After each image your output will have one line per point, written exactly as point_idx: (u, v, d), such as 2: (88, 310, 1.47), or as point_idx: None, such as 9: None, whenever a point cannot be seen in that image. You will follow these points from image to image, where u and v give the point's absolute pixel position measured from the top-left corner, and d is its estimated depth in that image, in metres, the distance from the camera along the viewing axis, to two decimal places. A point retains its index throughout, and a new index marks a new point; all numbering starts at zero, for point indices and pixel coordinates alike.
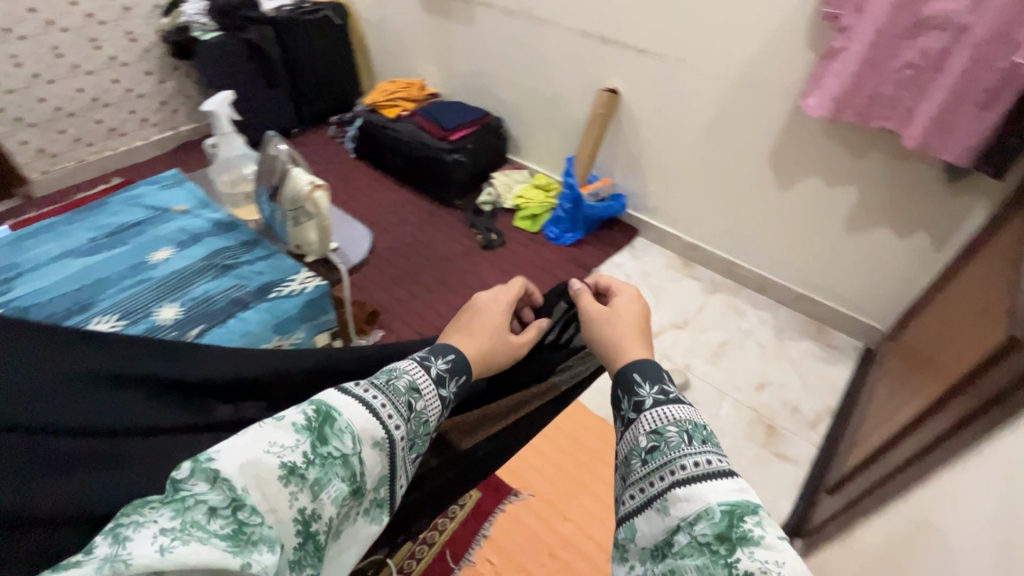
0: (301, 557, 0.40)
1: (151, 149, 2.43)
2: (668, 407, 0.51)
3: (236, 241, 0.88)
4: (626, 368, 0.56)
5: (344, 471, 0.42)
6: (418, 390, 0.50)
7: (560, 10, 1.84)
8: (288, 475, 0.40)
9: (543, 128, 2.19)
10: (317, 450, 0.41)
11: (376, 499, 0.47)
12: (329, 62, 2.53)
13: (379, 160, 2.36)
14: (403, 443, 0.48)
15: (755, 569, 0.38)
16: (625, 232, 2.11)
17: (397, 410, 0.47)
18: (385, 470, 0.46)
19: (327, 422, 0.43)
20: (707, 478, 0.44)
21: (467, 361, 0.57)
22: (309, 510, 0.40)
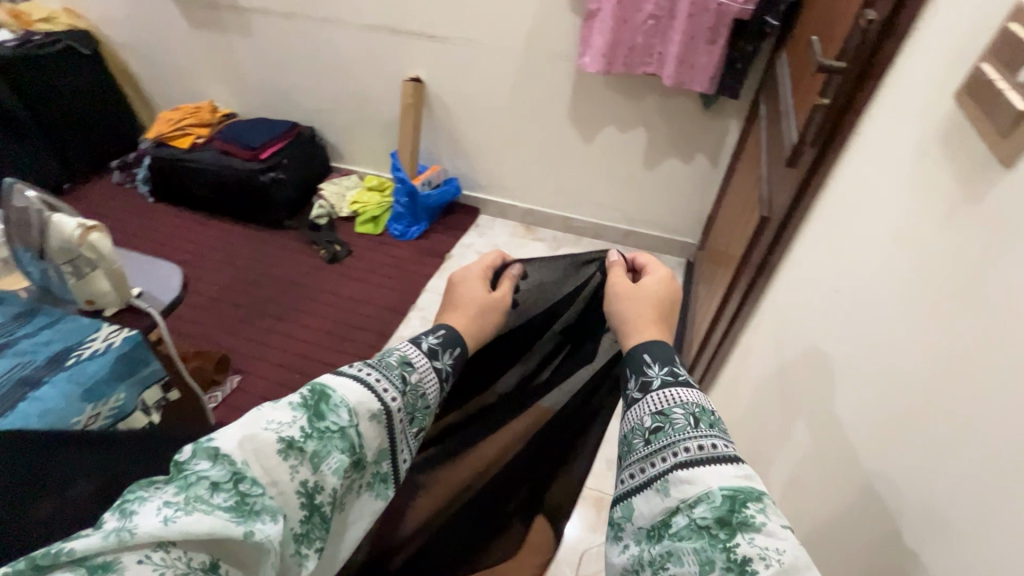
0: (308, 530, 0.43)
1: None
2: (677, 390, 0.50)
3: (3, 316, 0.74)
4: (638, 350, 0.56)
5: (342, 443, 0.44)
6: (411, 363, 0.52)
7: (340, 8, 1.80)
8: (287, 449, 0.41)
9: (360, 130, 2.14)
10: (314, 424, 0.43)
11: (378, 473, 0.49)
12: (88, 99, 2.18)
13: (184, 197, 2.12)
14: (399, 421, 0.49)
15: (754, 554, 0.38)
16: (468, 213, 2.18)
17: (392, 383, 0.49)
18: (385, 443, 0.48)
19: (323, 399, 0.44)
20: (709, 462, 0.44)
21: (459, 333, 0.59)
22: (310, 481, 0.42)
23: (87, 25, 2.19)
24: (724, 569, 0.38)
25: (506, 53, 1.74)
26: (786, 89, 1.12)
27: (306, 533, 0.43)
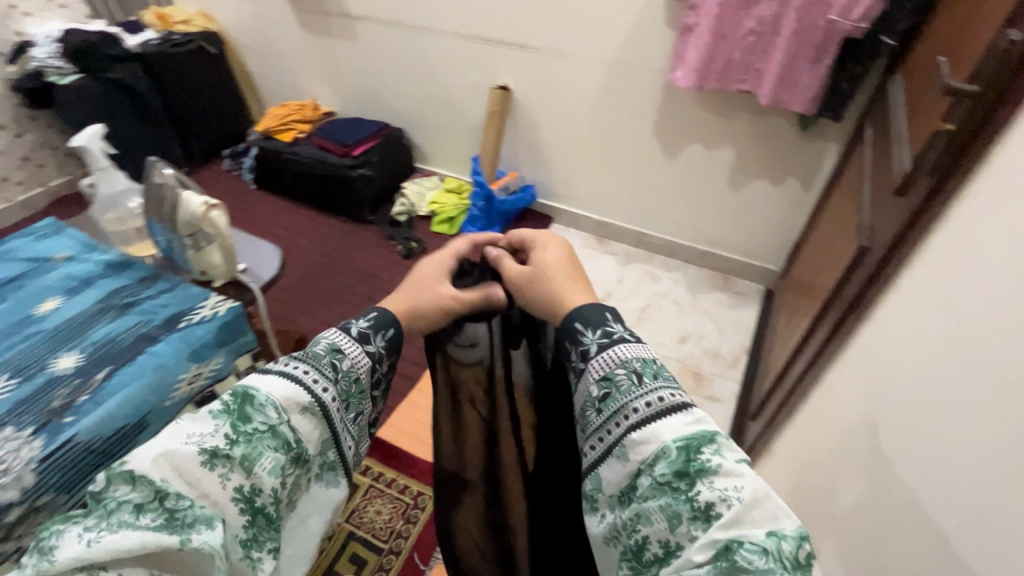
0: (255, 534, 0.41)
1: (18, 210, 2.20)
2: (615, 349, 0.47)
3: (133, 278, 0.84)
4: (567, 318, 0.51)
5: (275, 441, 0.42)
6: (340, 350, 0.48)
7: (439, 16, 1.89)
8: (211, 458, 0.39)
9: (445, 133, 2.22)
10: (239, 429, 0.40)
11: (328, 463, 0.47)
12: (211, 94, 2.42)
13: (282, 186, 2.29)
14: (337, 410, 0.46)
15: (715, 498, 0.37)
16: (541, 221, 2.20)
17: (322, 374, 0.45)
18: (325, 433, 0.46)
19: (246, 401, 0.42)
20: (660, 416, 0.42)
21: (393, 314, 0.53)
22: (247, 485, 0.40)
23: (217, 27, 2.44)
24: (690, 519, 0.38)
25: (594, 65, 1.74)
26: (900, 113, 1.04)
27: (255, 538, 0.41)
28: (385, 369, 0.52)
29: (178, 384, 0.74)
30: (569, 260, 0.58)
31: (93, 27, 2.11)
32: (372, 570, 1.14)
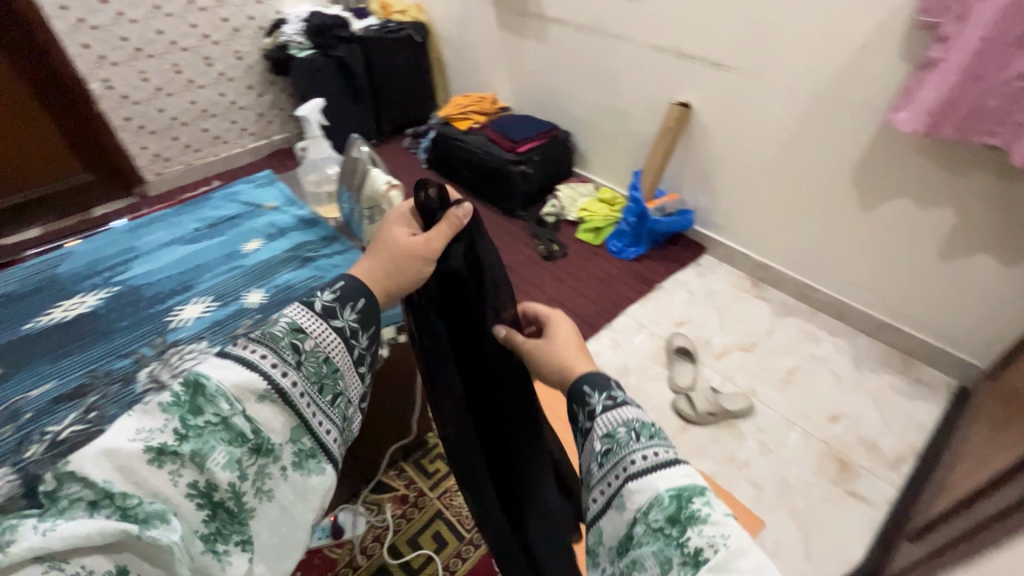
0: (219, 528, 0.55)
1: (247, 156, 2.67)
2: (616, 411, 0.54)
3: (317, 237, 0.95)
4: (575, 381, 0.58)
5: (229, 435, 0.55)
6: (302, 331, 0.60)
7: (633, 25, 1.84)
8: (157, 456, 0.51)
9: (611, 143, 2.19)
10: (188, 424, 0.53)
11: (303, 450, 0.60)
12: (409, 78, 2.68)
13: (449, 169, 2.46)
14: (307, 393, 0.60)
15: (704, 544, 0.44)
16: (691, 249, 2.06)
17: (281, 357, 0.58)
18: (291, 420, 0.59)
19: (199, 393, 0.54)
20: (657, 469, 0.49)
21: (360, 287, 0.65)
22: (201, 480, 0.53)
23: (427, 19, 2.69)
24: (680, 563, 0.44)
25: (795, 93, 1.56)
26: None
27: (217, 532, 0.55)
28: (362, 343, 0.65)
29: None
30: (575, 333, 0.66)
31: (332, 11, 2.46)
32: (450, 554, 1.16)
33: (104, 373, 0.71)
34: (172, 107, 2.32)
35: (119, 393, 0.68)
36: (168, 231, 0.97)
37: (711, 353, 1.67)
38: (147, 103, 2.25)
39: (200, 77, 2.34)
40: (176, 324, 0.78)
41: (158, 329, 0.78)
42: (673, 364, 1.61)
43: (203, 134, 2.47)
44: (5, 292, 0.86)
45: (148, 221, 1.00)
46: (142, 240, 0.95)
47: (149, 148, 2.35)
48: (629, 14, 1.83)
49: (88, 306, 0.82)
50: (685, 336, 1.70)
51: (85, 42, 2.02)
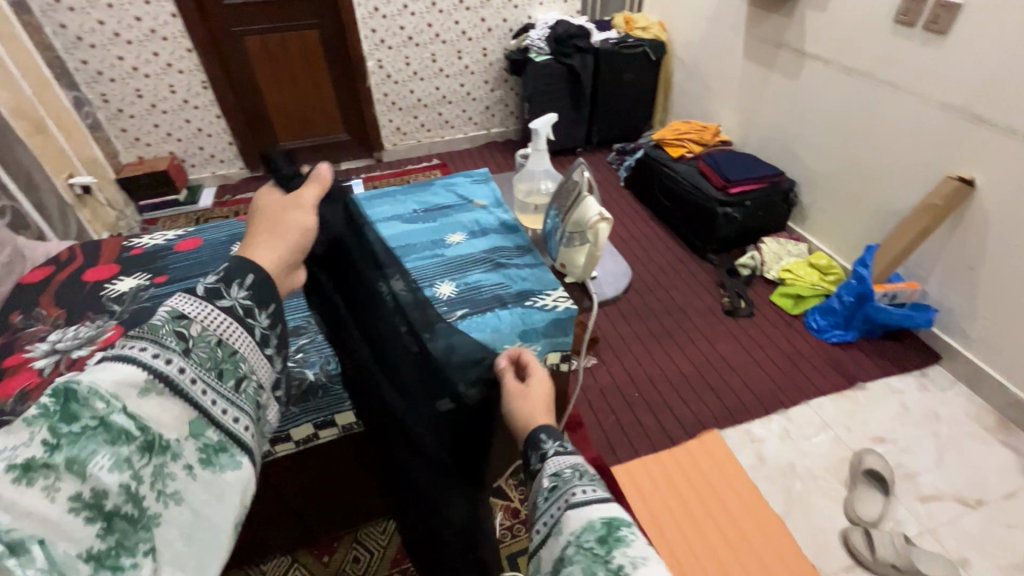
0: (120, 540, 0.36)
1: (466, 142, 2.92)
2: (568, 453, 0.52)
3: (513, 244, 0.97)
4: (533, 429, 0.56)
5: (110, 436, 0.38)
6: (184, 315, 0.45)
7: (920, 76, 1.53)
8: (25, 473, 0.34)
9: (845, 205, 1.87)
10: (60, 431, 0.36)
11: (210, 445, 0.44)
12: (631, 95, 2.65)
13: (647, 193, 2.37)
14: (200, 379, 0.44)
15: (625, 562, 0.39)
16: (918, 354, 1.67)
17: (162, 346, 0.43)
18: (191, 411, 0.43)
19: (71, 397, 0.37)
20: (600, 498, 0.46)
21: (257, 264, 0.51)
22: (85, 491, 0.36)
23: (667, 38, 2.62)
24: None
25: None
26: None
27: (119, 546, 0.36)
28: (265, 324, 0.50)
29: None
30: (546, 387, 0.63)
31: (577, 21, 2.54)
32: None
33: None
34: (420, 90, 2.65)
35: None
36: (393, 207, 1.09)
37: (913, 491, 1.33)
38: (402, 83, 2.60)
39: (448, 67, 2.62)
40: None
41: None
42: (856, 486, 1.32)
43: (437, 117, 2.78)
44: None
45: (379, 195, 1.13)
46: (371, 210, 1.08)
47: (394, 122, 2.72)
48: (920, 63, 1.52)
49: None
50: (881, 457, 1.38)
51: (373, 27, 2.39)
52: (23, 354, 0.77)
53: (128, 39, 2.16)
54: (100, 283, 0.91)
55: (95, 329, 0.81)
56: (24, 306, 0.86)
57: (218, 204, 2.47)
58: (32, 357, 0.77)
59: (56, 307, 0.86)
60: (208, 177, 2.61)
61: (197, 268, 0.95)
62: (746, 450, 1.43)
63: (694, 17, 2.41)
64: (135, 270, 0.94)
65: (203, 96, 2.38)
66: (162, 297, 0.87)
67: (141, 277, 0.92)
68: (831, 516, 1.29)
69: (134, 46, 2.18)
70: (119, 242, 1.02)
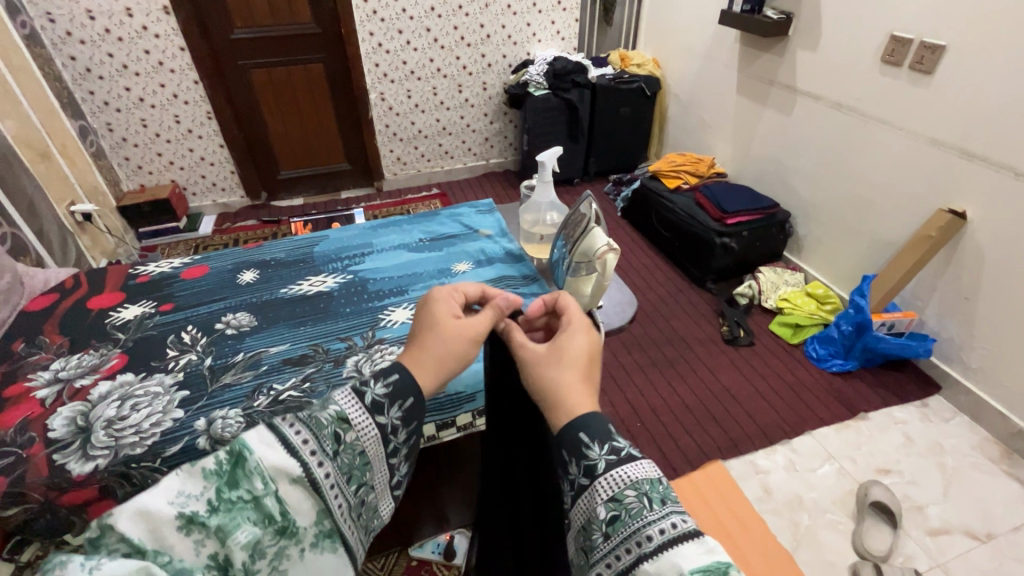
0: None
1: (465, 172, 2.97)
2: (624, 468, 0.43)
3: (519, 273, 0.97)
4: (568, 426, 0.46)
5: (256, 514, 0.41)
6: (347, 420, 0.46)
7: (907, 113, 1.59)
8: (188, 523, 0.38)
9: (841, 236, 1.90)
10: (223, 495, 0.40)
11: (323, 531, 0.44)
12: (627, 127, 2.72)
13: (644, 223, 2.40)
14: (336, 483, 0.45)
15: None
16: (918, 384, 1.68)
17: (320, 445, 0.44)
18: (316, 503, 0.44)
19: (238, 464, 0.41)
20: (675, 542, 0.38)
21: (416, 382, 0.51)
22: (221, 554, 0.39)
23: (661, 74, 2.71)
24: None
25: None
26: None
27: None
28: (400, 440, 0.50)
29: None
30: (590, 357, 0.53)
31: (574, 58, 2.62)
32: None
33: (323, 350, 0.81)
34: (421, 122, 2.71)
35: (329, 372, 0.77)
36: (397, 237, 1.10)
37: (921, 523, 1.31)
38: (404, 115, 2.66)
39: (449, 100, 2.69)
40: (385, 323, 0.87)
41: (370, 324, 0.87)
42: (863, 519, 1.31)
43: (437, 147, 2.83)
44: (275, 258, 1.05)
45: (385, 224, 1.14)
46: (377, 239, 1.09)
47: (394, 152, 2.76)
48: (906, 100, 1.58)
49: (327, 286, 0.96)
50: (887, 488, 1.37)
51: (376, 62, 2.46)
52: (25, 382, 0.76)
53: (136, 71, 2.21)
54: (105, 311, 0.90)
55: (99, 357, 0.80)
56: (25, 334, 0.85)
57: (217, 232, 2.48)
58: (34, 386, 0.76)
59: (59, 335, 0.85)
60: (209, 205, 2.62)
61: (203, 295, 0.94)
62: (751, 482, 1.41)
63: (689, 54, 2.49)
64: (141, 298, 0.94)
65: (207, 126, 2.42)
66: (168, 325, 0.87)
67: (146, 305, 0.92)
68: (842, 552, 1.26)
69: (142, 78, 2.23)
70: (126, 269, 1.02)
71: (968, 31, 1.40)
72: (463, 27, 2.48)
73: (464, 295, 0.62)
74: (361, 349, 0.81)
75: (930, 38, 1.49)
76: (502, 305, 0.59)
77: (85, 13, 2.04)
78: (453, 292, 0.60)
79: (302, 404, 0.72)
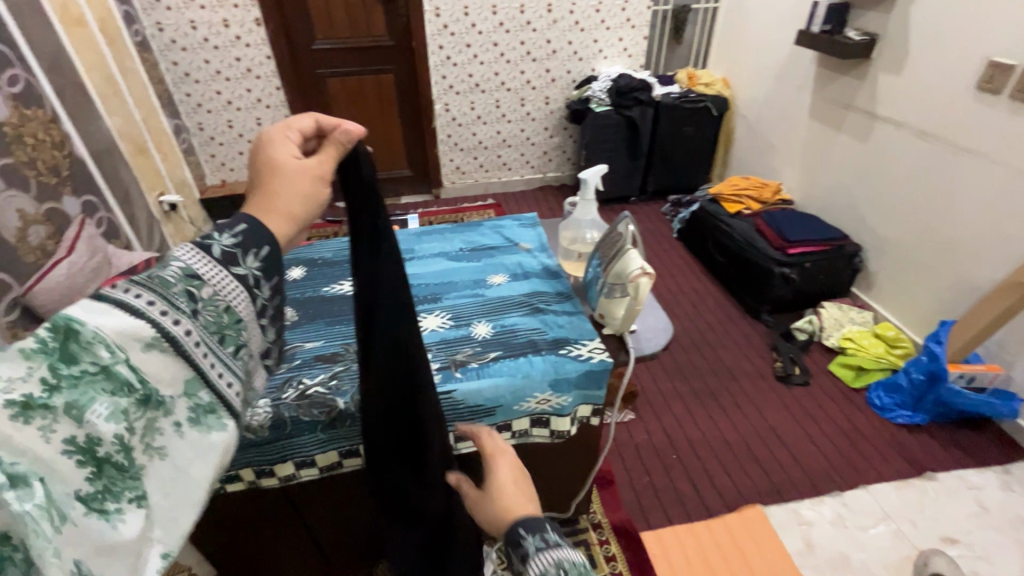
0: (108, 484, 0.35)
1: (522, 184, 2.99)
2: (549, 553, 0.50)
3: (553, 290, 0.96)
4: (509, 526, 0.54)
5: (111, 385, 0.36)
6: (197, 275, 0.41)
7: (1004, 145, 1.44)
8: (24, 411, 0.33)
9: (918, 275, 1.75)
10: (60, 372, 0.34)
11: (200, 406, 0.41)
12: (690, 147, 2.65)
13: (700, 247, 2.32)
14: (205, 343, 0.40)
15: None
16: (999, 448, 1.50)
17: (172, 305, 0.39)
18: (181, 370, 0.39)
19: (67, 339, 0.35)
20: None
21: (267, 229, 0.45)
22: (81, 435, 0.34)
23: (729, 94, 2.63)
24: None
25: None
26: None
27: (105, 491, 0.35)
28: (266, 295, 0.46)
29: (530, 399, 0.81)
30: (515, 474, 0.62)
31: (639, 75, 2.58)
32: None
33: (353, 349, 0.84)
34: (482, 133, 2.77)
35: (354, 372, 0.79)
36: (439, 245, 1.12)
37: None
38: (466, 126, 2.73)
39: (511, 113, 2.73)
40: None
41: None
42: None
43: (496, 159, 2.87)
44: (322, 256, 1.10)
45: (429, 231, 1.17)
46: (419, 245, 1.12)
47: (454, 161, 2.83)
48: (1004, 131, 1.44)
49: None
50: (953, 560, 1.23)
51: (443, 74, 2.54)
52: None
53: (227, 77, 2.40)
54: None
55: None
56: None
57: None
58: None
59: None
60: None
61: None
62: (793, 533, 1.31)
63: (760, 75, 2.40)
64: None
65: None
66: None
67: None
68: None
69: (231, 83, 2.42)
70: None
71: None
72: (530, 43, 2.52)
73: (301, 133, 0.52)
74: None
75: None
76: (342, 141, 0.52)
77: (189, 23, 2.25)
78: (287, 131, 0.51)
79: (327, 401, 0.75)
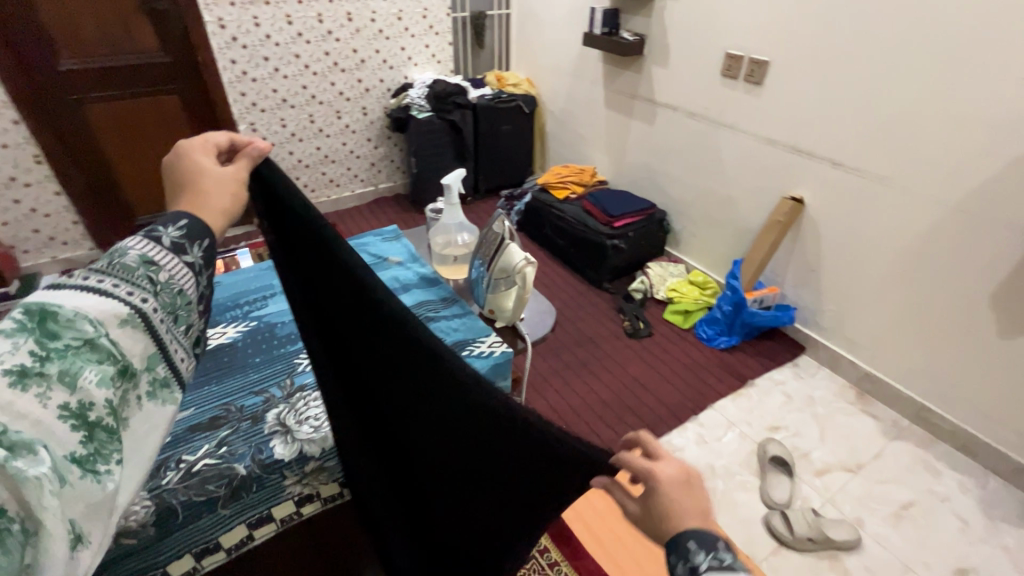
0: (96, 448, 0.37)
1: (354, 200, 2.87)
2: None
3: (438, 297, 0.97)
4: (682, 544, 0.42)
5: (97, 355, 0.38)
6: (154, 260, 0.44)
7: (749, 117, 1.84)
8: (20, 378, 0.34)
9: (710, 228, 2.15)
10: (45, 346, 0.37)
11: (157, 379, 0.43)
12: (511, 144, 2.83)
13: (540, 233, 2.51)
14: (165, 320, 0.44)
15: None
16: (788, 348, 1.93)
17: (133, 287, 0.42)
18: (152, 346, 0.42)
19: (46, 318, 0.37)
20: None
21: (207, 224, 0.48)
22: (74, 401, 0.36)
23: (536, 92, 2.87)
24: None
25: (932, 203, 1.46)
26: None
27: (98, 453, 0.37)
28: (207, 284, 0.48)
29: None
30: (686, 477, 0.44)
31: (452, 80, 2.66)
32: None
33: (236, 408, 0.74)
34: (300, 151, 2.57)
35: (248, 432, 0.70)
36: None
37: (809, 467, 1.51)
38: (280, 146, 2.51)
39: (328, 126, 2.58)
40: (303, 368, 0.81)
41: (287, 371, 0.81)
42: (766, 473, 1.47)
43: (321, 177, 2.70)
44: None
45: None
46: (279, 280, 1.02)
47: None
48: (748, 107, 1.83)
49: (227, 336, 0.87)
50: (780, 443, 1.56)
51: (242, 91, 2.30)
52: None
53: None
54: None
55: None
56: None
57: None
58: None
59: None
60: (48, 263, 2.24)
61: None
62: None
63: (559, 73, 2.67)
64: None
65: (35, 172, 2.07)
66: None
67: None
68: (755, 507, 1.41)
69: None
70: None
71: (785, 50, 1.67)
72: (335, 53, 2.42)
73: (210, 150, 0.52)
74: (281, 402, 0.75)
75: (757, 55, 1.76)
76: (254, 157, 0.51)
77: None
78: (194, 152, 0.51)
79: (222, 473, 0.65)
